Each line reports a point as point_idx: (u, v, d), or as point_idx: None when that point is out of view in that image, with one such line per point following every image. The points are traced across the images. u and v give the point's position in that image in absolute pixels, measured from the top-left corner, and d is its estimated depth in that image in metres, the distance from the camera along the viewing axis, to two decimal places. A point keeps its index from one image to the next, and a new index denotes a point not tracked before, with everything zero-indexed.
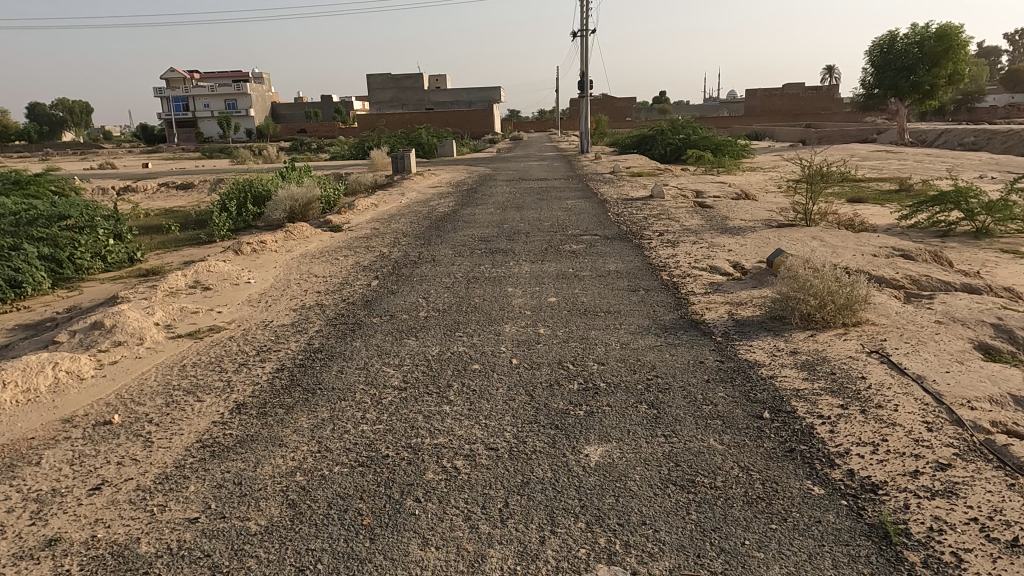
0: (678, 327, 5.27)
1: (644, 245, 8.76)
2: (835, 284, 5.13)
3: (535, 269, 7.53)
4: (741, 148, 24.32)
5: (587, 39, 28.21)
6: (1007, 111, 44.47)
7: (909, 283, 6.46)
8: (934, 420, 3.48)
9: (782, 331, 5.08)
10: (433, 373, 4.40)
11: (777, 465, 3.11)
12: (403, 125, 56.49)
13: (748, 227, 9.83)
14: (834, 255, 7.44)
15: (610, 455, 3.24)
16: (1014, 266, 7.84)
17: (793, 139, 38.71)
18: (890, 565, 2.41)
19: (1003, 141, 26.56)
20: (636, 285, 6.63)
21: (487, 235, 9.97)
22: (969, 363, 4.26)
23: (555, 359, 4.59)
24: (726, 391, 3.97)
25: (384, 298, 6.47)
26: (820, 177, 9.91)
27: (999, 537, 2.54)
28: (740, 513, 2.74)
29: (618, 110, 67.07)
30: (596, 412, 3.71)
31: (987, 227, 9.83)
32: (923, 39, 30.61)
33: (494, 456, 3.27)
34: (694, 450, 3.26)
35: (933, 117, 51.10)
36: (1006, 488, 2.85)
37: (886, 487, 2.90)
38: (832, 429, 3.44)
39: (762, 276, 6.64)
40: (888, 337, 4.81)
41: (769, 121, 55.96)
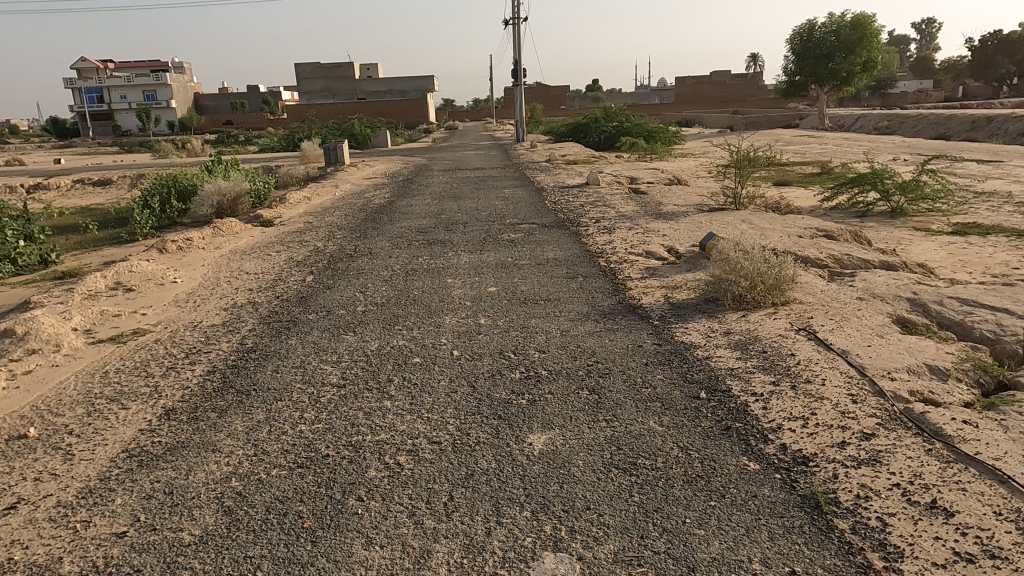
0: (616, 312, 5.35)
1: (581, 232, 8.84)
2: (764, 266, 5.32)
3: (474, 259, 7.49)
4: (672, 134, 24.82)
5: (518, 27, 28.16)
6: (916, 95, 47.15)
7: (833, 262, 6.75)
8: (858, 392, 3.65)
9: (716, 312, 5.22)
10: (372, 368, 4.32)
11: (714, 443, 3.20)
12: (335, 115, 55.12)
13: (681, 211, 10.06)
14: (763, 237, 7.70)
15: (553, 442, 3.26)
16: (926, 243, 8.31)
17: (721, 125, 39.89)
18: (821, 533, 2.51)
19: (913, 125, 28.16)
20: (574, 272, 6.70)
21: (424, 226, 9.86)
22: (889, 336, 4.49)
23: (496, 349, 4.58)
24: (664, 373, 4.06)
25: (319, 293, 6.29)
26: (748, 162, 10.23)
27: (919, 500, 2.69)
28: (681, 492, 2.81)
29: (552, 98, 67.31)
30: (538, 400, 3.73)
31: (901, 206, 10.37)
32: (839, 28, 32.00)
33: (438, 449, 3.24)
34: (635, 433, 3.31)
35: (852, 103, 53.78)
36: (924, 453, 3.02)
37: (817, 459, 3.02)
38: (765, 405, 3.56)
39: (695, 260, 6.81)
40: (815, 314, 5.02)
41: (699, 107, 57.41)
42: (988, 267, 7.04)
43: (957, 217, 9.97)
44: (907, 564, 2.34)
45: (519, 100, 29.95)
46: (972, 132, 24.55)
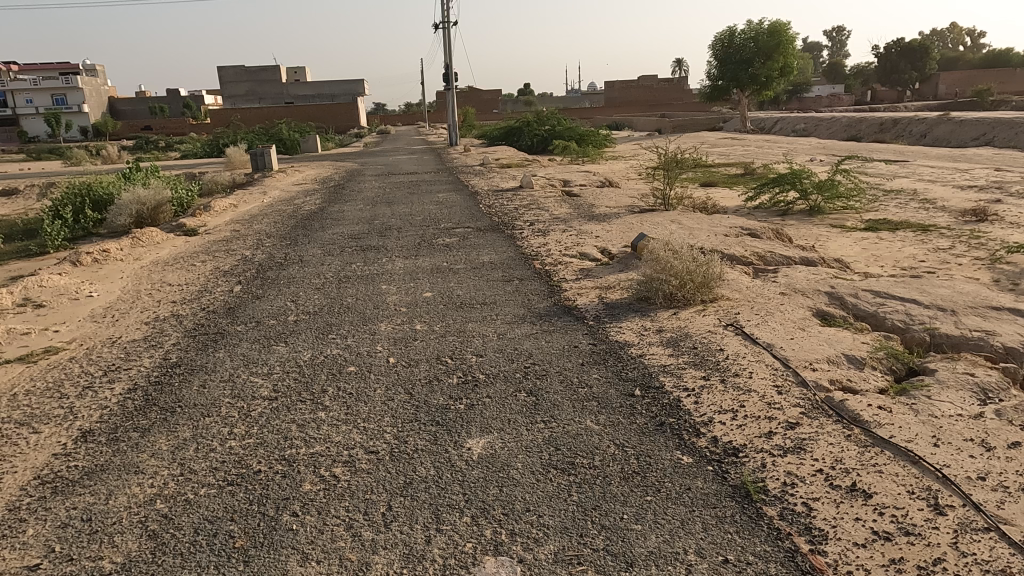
0: (552, 314, 5.40)
1: (516, 235, 8.89)
2: (692, 264, 5.48)
3: (409, 265, 7.41)
4: (602, 138, 25.28)
5: (448, 31, 28.10)
6: (829, 99, 49.67)
7: (757, 259, 7.03)
8: (783, 383, 3.81)
9: (648, 311, 5.34)
10: (305, 379, 4.20)
11: (649, 439, 3.27)
12: (261, 120, 53.52)
13: (613, 213, 10.25)
14: (691, 237, 7.94)
15: (492, 446, 3.26)
16: (841, 239, 8.76)
17: (650, 129, 40.90)
18: (752, 521, 2.60)
19: (828, 128, 29.67)
20: (510, 275, 6.72)
21: (357, 233, 9.69)
22: (810, 329, 4.71)
23: (432, 354, 4.54)
24: (599, 372, 4.13)
25: (247, 304, 6.09)
26: (675, 164, 10.53)
27: (841, 484, 2.82)
28: (618, 488, 2.85)
29: (484, 102, 67.41)
30: (477, 405, 3.72)
31: (819, 205, 10.90)
32: (758, 35, 33.38)
33: (375, 459, 3.18)
34: (573, 433, 3.35)
35: (771, 107, 56.19)
36: (844, 438, 3.18)
37: (746, 449, 3.13)
38: (696, 400, 3.67)
39: (628, 260, 6.95)
40: (741, 310, 5.21)
41: (628, 111, 58.73)
42: (897, 260, 7.49)
43: (869, 214, 10.55)
44: (830, 545, 2.45)
45: (451, 104, 29.84)
46: (881, 134, 26.07)
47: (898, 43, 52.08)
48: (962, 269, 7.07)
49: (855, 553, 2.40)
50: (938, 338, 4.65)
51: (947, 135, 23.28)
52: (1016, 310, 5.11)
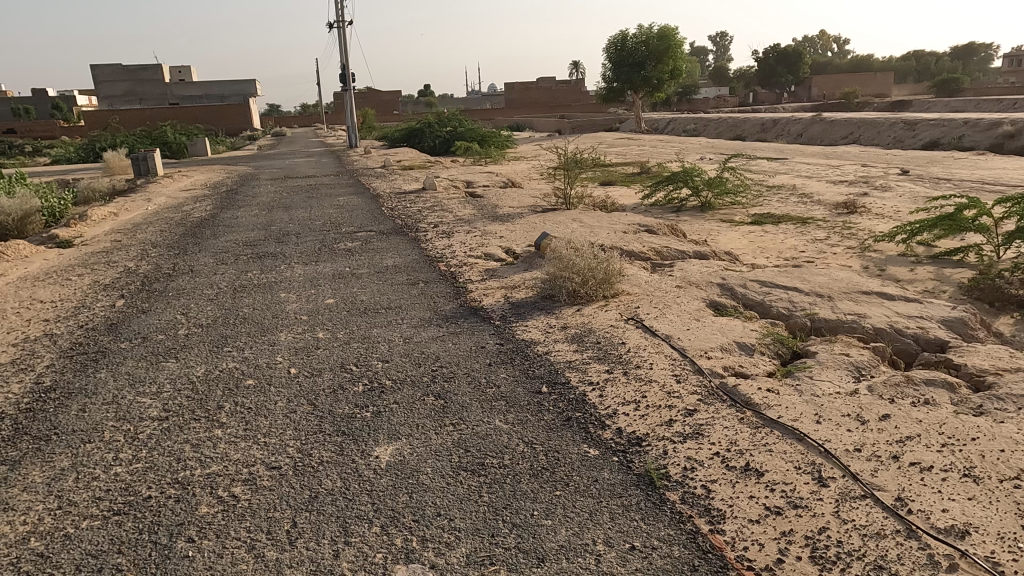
0: (458, 315, 5.39)
1: (420, 237, 8.81)
2: (594, 261, 5.63)
3: (309, 271, 7.17)
4: (503, 138, 25.50)
5: (344, 31, 27.43)
6: (717, 101, 52.43)
7: (654, 254, 7.31)
8: (681, 372, 3.99)
9: (553, 308, 5.44)
10: (200, 396, 3.97)
11: (557, 434, 3.33)
12: (143, 122, 50.20)
13: (516, 213, 10.36)
14: (593, 235, 8.15)
15: (401, 452, 3.20)
16: (730, 233, 9.27)
17: (550, 129, 41.65)
18: (655, 507, 2.70)
19: (716, 128, 31.32)
20: (415, 278, 6.65)
21: (252, 240, 9.26)
22: (704, 319, 4.96)
23: (336, 363, 4.42)
24: (506, 371, 4.15)
25: (131, 319, 5.69)
26: (575, 164, 10.78)
27: (736, 465, 2.98)
28: (528, 486, 2.88)
29: (384, 104, 66.35)
30: (384, 412, 3.65)
31: (709, 201, 11.49)
32: (648, 39, 34.74)
33: (278, 475, 3.05)
34: (482, 433, 3.36)
35: (663, 108, 58.66)
36: (737, 421, 3.36)
37: (648, 438, 3.25)
38: (601, 393, 3.77)
39: (532, 259, 7.05)
40: (641, 304, 5.40)
41: (528, 112, 59.51)
42: (781, 251, 8.01)
43: (754, 209, 11.23)
44: (727, 523, 2.59)
45: (349, 105, 29.14)
46: (763, 134, 27.80)
47: (775, 48, 55.74)
48: (837, 257, 7.66)
49: (750, 530, 2.54)
50: (818, 322, 5.02)
51: (820, 134, 25.17)
52: (884, 293, 5.60)
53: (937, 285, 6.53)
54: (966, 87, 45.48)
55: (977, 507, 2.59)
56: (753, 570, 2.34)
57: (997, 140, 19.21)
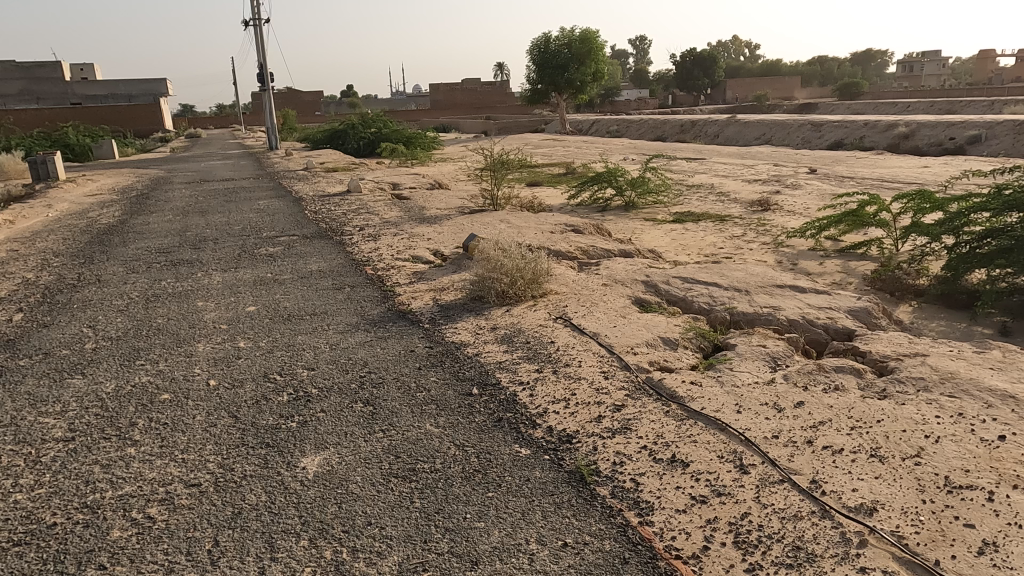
0: (386, 319, 5.30)
1: (345, 241, 8.62)
2: (521, 262, 5.66)
3: (228, 278, 6.88)
4: (430, 139, 25.32)
5: (260, 29, 26.52)
6: (638, 102, 53.88)
7: (581, 253, 7.43)
8: (609, 369, 4.06)
9: (482, 310, 5.43)
10: (110, 413, 3.74)
11: (488, 436, 3.32)
12: (41, 122, 46.96)
13: (443, 215, 10.30)
14: (520, 235, 8.20)
15: (328, 462, 3.12)
16: (653, 231, 9.54)
17: (476, 130, 41.65)
18: (587, 503, 2.74)
19: (637, 129, 32.16)
20: (340, 283, 6.50)
21: (165, 247, 8.81)
22: (629, 316, 5.08)
23: (258, 373, 4.26)
24: (436, 374, 4.12)
25: (31, 334, 5.30)
26: (501, 165, 10.81)
27: (662, 457, 3.06)
28: (460, 489, 2.86)
29: (305, 104, 64.56)
30: (310, 421, 3.54)
31: (632, 200, 11.77)
32: (570, 41, 35.23)
33: (198, 493, 2.91)
34: (412, 438, 3.31)
35: (586, 109, 59.73)
36: (663, 414, 3.46)
37: (578, 435, 3.29)
38: (531, 392, 3.80)
39: (460, 260, 7.03)
40: (568, 303, 5.47)
41: (454, 113, 59.32)
42: (701, 248, 8.30)
43: (675, 207, 11.60)
44: (656, 515, 2.65)
45: (268, 105, 28.19)
46: (682, 135, 28.77)
47: (691, 52, 57.55)
48: (753, 253, 8.01)
49: (677, 519, 2.62)
50: (737, 315, 5.23)
51: (735, 135, 26.24)
52: (796, 286, 5.88)
53: (844, 278, 6.91)
54: (866, 92, 48.55)
55: (884, 485, 2.76)
56: (681, 559, 2.40)
57: (894, 140, 20.57)
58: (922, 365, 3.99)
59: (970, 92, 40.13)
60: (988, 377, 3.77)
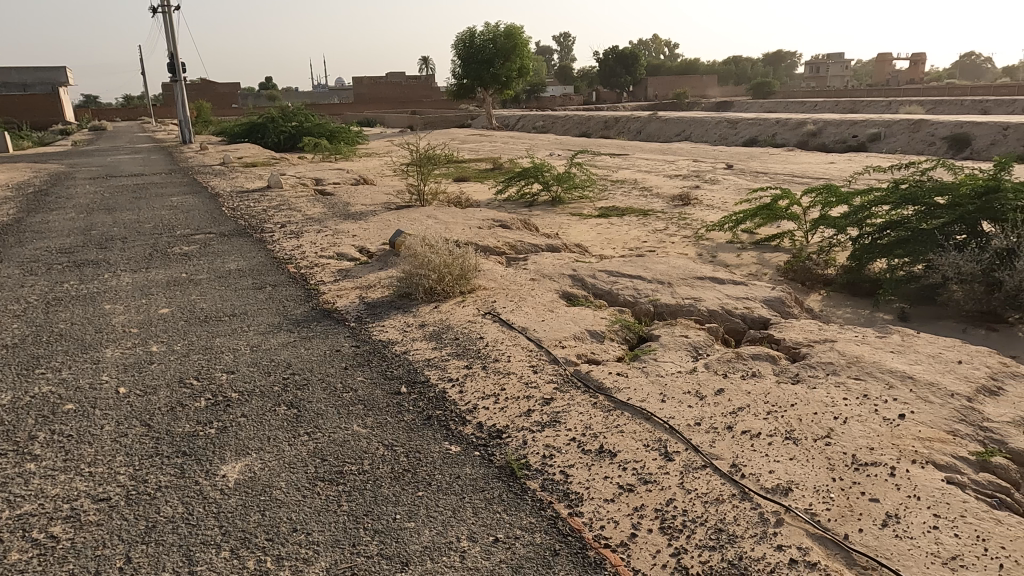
0: (310, 319, 5.16)
1: (266, 238, 8.32)
2: (449, 257, 5.62)
3: (138, 279, 6.52)
4: (354, 134, 24.78)
5: (169, 17, 25.18)
6: (563, 99, 54.60)
7: (509, 249, 7.46)
8: (537, 363, 4.09)
9: (410, 307, 5.36)
10: (5, 427, 3.47)
11: (417, 434, 3.28)
12: None
13: (368, 211, 10.10)
14: (447, 231, 8.15)
15: (251, 468, 3.01)
16: (580, 226, 9.68)
17: (401, 125, 41.11)
18: (517, 497, 2.75)
19: (563, 125, 32.56)
20: (261, 282, 6.27)
21: (67, 247, 8.26)
22: (557, 310, 5.13)
23: (174, 378, 4.05)
24: (363, 374, 4.04)
25: None
26: (427, 161, 10.70)
27: (591, 448, 3.11)
28: (390, 489, 2.82)
29: (220, 96, 61.88)
30: (230, 426, 3.40)
31: (559, 195, 11.90)
32: (495, 37, 35.26)
33: (107, 507, 2.74)
34: (339, 440, 3.24)
35: (513, 104, 60.00)
36: (592, 406, 3.51)
37: (508, 430, 3.30)
38: (460, 389, 3.78)
39: (387, 257, 6.92)
40: (497, 298, 5.48)
41: (379, 107, 58.30)
42: (625, 242, 8.49)
43: (600, 202, 11.81)
44: (585, 506, 2.69)
45: (180, 97, 26.84)
46: (605, 131, 29.34)
47: (613, 50, 58.58)
48: (675, 246, 8.26)
49: (605, 509, 2.67)
50: (660, 307, 5.37)
51: (656, 132, 26.97)
52: (715, 278, 6.10)
53: (760, 269, 7.23)
54: (776, 91, 50.95)
55: (798, 465, 2.90)
56: (610, 547, 2.45)
57: (803, 138, 21.69)
58: (831, 351, 4.22)
59: (868, 93, 42.77)
60: (889, 360, 4.03)
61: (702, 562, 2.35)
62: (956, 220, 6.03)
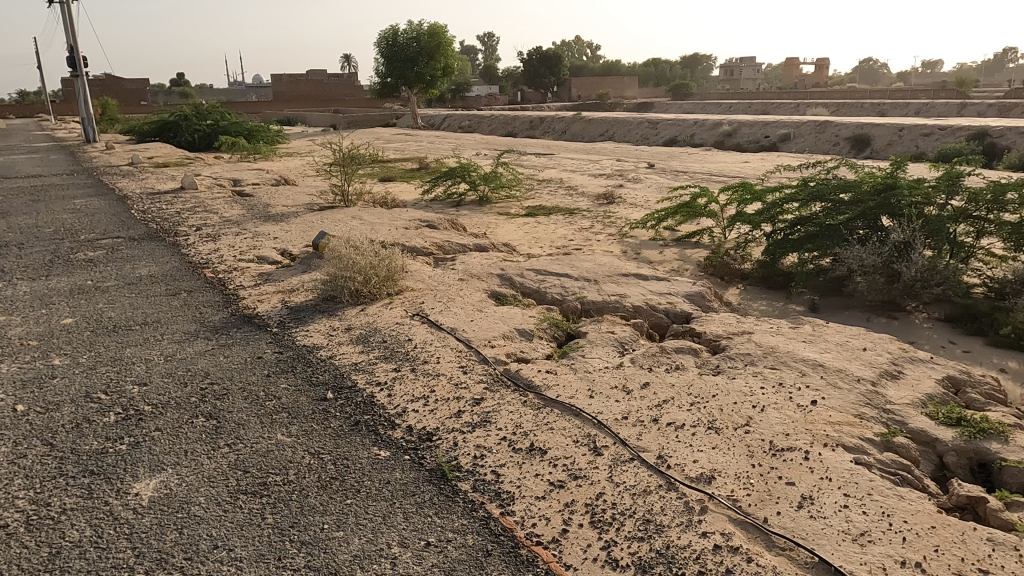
0: (229, 325, 4.95)
1: (180, 242, 7.92)
2: (375, 259, 5.52)
3: (37, 288, 6.08)
4: (273, 134, 23.99)
5: (67, 8, 23.62)
6: (488, 98, 54.65)
7: (436, 249, 7.39)
8: (467, 363, 4.08)
9: (335, 310, 5.23)
10: None
11: (345, 441, 3.21)
12: None
13: (290, 212, 9.79)
14: (373, 232, 8.00)
15: (166, 485, 2.85)
16: (507, 225, 9.71)
17: (323, 124, 40.10)
18: (449, 499, 2.73)
19: (489, 125, 32.58)
20: (175, 288, 5.96)
21: None
22: (486, 309, 5.13)
23: (79, 393, 3.79)
24: (287, 381, 3.91)
25: None
26: (351, 160, 10.46)
27: (522, 447, 3.12)
28: (317, 499, 2.74)
29: (127, 92, 58.51)
30: (144, 441, 3.22)
31: (486, 195, 11.91)
32: (419, 36, 34.90)
33: (5, 535, 2.54)
34: (262, 450, 3.12)
35: (438, 103, 59.58)
36: (522, 404, 3.53)
37: (438, 432, 3.27)
38: (388, 393, 3.71)
39: (310, 260, 6.73)
40: (425, 299, 5.42)
41: (300, 105, 56.67)
42: (553, 240, 8.58)
43: (526, 202, 11.89)
44: (516, 504, 2.70)
45: (82, 94, 25.22)
46: (531, 131, 29.57)
47: (536, 50, 59.02)
48: (600, 243, 8.41)
49: (537, 506, 2.68)
50: (587, 304, 5.46)
51: (581, 132, 27.40)
52: (639, 274, 6.25)
53: (681, 264, 7.47)
54: (694, 93, 52.71)
55: (720, 454, 3.01)
56: (542, 545, 2.47)
57: (719, 138, 22.52)
58: (748, 342, 4.40)
59: (777, 95, 44.86)
60: (802, 349, 4.23)
61: (632, 553, 2.39)
62: (858, 217, 6.42)
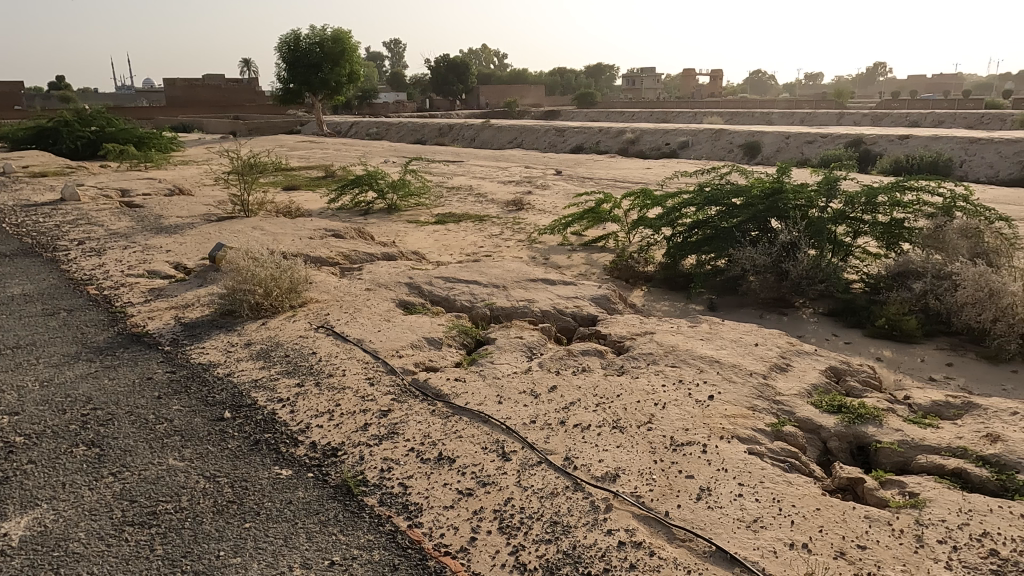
0: (115, 345, 4.62)
1: (59, 258, 7.33)
2: (277, 270, 5.32)
3: None
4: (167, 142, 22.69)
5: None
6: (397, 105, 54.01)
7: (342, 259, 7.21)
8: (374, 374, 4.00)
9: (233, 325, 5.00)
10: None
11: (243, 462, 3.06)
12: None
13: (184, 224, 9.29)
14: (275, 243, 7.71)
15: (40, 522, 2.62)
16: (416, 233, 9.63)
17: (222, 130, 38.41)
18: (353, 515, 2.66)
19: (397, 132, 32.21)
20: (54, 308, 5.51)
21: None
22: (393, 319, 5.05)
23: None
24: (180, 403, 3.68)
25: None
26: (251, 169, 10.03)
27: (429, 457, 3.09)
28: (212, 525, 2.60)
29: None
30: (13, 477, 2.95)
31: (394, 203, 11.76)
32: (322, 41, 33.94)
33: None
34: (151, 478, 2.92)
35: (344, 110, 58.23)
36: (430, 414, 3.50)
37: (343, 447, 3.18)
38: (291, 409, 3.58)
39: (207, 273, 6.40)
40: (331, 310, 5.28)
41: (196, 111, 53.96)
42: (462, 248, 8.58)
43: (436, 209, 11.82)
44: (424, 516, 2.66)
45: None
46: (441, 138, 29.46)
47: (445, 58, 58.89)
48: (509, 250, 8.48)
49: (444, 517, 2.66)
50: (496, 311, 5.49)
51: (490, 139, 27.58)
52: (547, 279, 6.35)
53: (588, 268, 7.65)
54: (599, 101, 54.18)
55: (624, 452, 3.09)
56: (450, 555, 2.44)
57: (623, 145, 23.25)
58: (650, 342, 4.55)
59: (676, 104, 46.86)
60: (700, 347, 4.43)
61: (540, 556, 2.41)
62: (749, 219, 6.79)
